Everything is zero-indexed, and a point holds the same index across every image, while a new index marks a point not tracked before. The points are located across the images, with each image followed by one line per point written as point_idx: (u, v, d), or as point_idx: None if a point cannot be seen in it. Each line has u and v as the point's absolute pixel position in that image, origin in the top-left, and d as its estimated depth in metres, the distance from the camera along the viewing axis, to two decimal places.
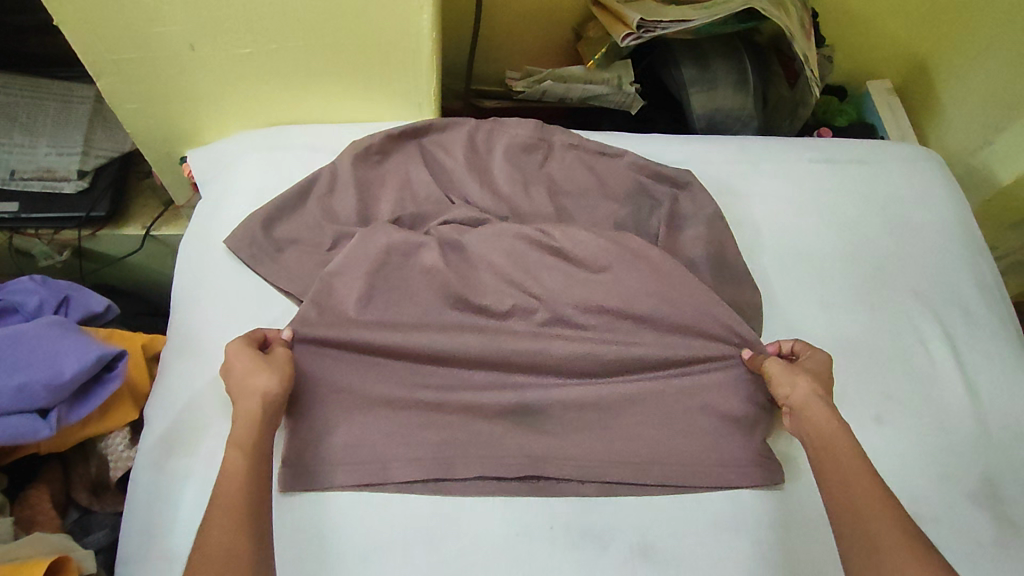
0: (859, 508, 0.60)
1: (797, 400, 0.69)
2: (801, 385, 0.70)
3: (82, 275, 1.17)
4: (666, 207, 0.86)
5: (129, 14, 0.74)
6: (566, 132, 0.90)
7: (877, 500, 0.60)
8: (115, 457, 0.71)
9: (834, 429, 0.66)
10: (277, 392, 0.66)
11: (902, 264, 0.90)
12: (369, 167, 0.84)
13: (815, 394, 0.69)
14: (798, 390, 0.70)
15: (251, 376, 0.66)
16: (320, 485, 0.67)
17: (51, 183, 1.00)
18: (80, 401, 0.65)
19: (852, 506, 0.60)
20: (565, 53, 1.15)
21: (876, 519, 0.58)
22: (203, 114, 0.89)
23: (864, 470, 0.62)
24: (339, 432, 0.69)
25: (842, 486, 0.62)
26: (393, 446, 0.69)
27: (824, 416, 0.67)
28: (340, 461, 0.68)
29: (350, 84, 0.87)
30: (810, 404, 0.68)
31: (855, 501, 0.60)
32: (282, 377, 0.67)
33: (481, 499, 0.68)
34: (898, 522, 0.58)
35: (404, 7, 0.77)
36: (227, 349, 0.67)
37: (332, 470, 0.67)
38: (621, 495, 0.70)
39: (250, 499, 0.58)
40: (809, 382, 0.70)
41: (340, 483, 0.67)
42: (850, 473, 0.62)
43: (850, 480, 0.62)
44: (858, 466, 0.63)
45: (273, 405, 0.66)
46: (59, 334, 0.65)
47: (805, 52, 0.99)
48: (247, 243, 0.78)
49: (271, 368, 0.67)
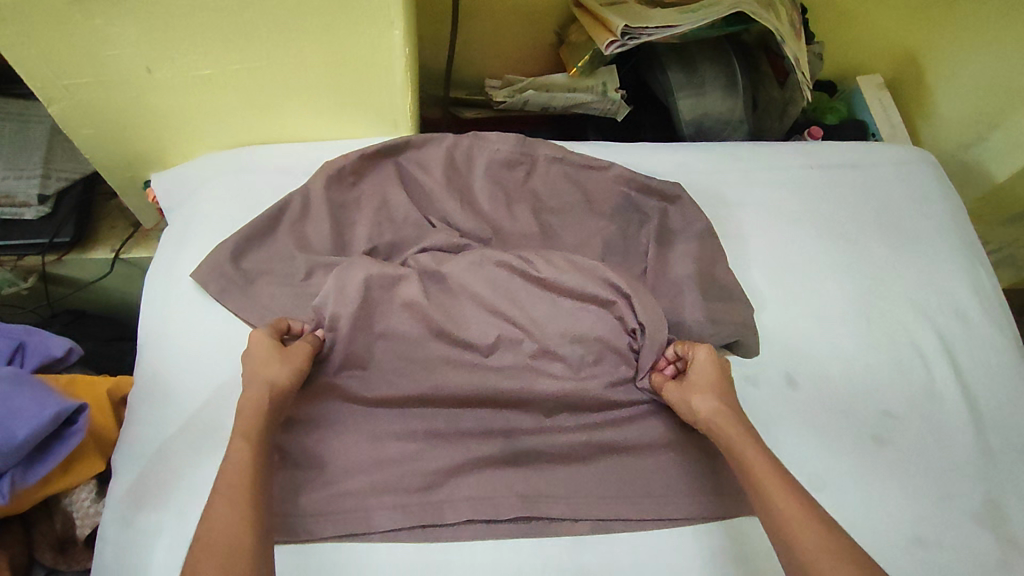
0: (795, 543, 0.55)
1: (703, 420, 0.67)
2: (701, 407, 0.67)
3: (52, 301, 1.11)
4: (655, 222, 0.83)
5: (76, 37, 0.69)
6: (550, 145, 0.85)
7: (812, 531, 0.55)
8: (81, 513, 0.69)
9: (751, 448, 0.62)
10: (288, 385, 0.65)
11: (898, 274, 0.87)
12: (344, 189, 0.80)
13: (713, 409, 0.66)
14: (699, 408, 0.67)
15: (267, 367, 0.64)
16: (304, 538, 0.63)
17: (10, 210, 0.94)
18: (39, 459, 0.63)
19: (790, 548, 0.55)
20: (547, 57, 1.11)
21: (815, 550, 0.54)
22: (167, 137, 0.84)
23: (789, 495, 0.58)
24: (322, 479, 0.66)
25: (778, 522, 0.57)
26: (378, 493, 0.66)
27: (745, 443, 0.63)
28: (323, 511, 0.64)
29: (320, 102, 0.83)
30: (713, 420, 0.66)
31: (788, 534, 0.56)
32: (296, 370, 0.65)
33: (470, 543, 0.65)
34: (839, 555, 0.53)
35: (373, 21, 0.72)
36: (251, 336, 0.67)
37: (316, 520, 0.64)
38: (619, 530, 0.67)
39: (256, 490, 0.57)
40: (706, 396, 0.67)
41: (325, 534, 0.63)
42: (773, 498, 0.58)
43: (777, 510, 0.58)
44: (787, 494, 0.58)
45: (284, 395, 0.64)
46: (12, 390, 0.62)
47: (795, 53, 0.95)
48: (214, 277, 0.74)
49: (285, 359, 0.65)
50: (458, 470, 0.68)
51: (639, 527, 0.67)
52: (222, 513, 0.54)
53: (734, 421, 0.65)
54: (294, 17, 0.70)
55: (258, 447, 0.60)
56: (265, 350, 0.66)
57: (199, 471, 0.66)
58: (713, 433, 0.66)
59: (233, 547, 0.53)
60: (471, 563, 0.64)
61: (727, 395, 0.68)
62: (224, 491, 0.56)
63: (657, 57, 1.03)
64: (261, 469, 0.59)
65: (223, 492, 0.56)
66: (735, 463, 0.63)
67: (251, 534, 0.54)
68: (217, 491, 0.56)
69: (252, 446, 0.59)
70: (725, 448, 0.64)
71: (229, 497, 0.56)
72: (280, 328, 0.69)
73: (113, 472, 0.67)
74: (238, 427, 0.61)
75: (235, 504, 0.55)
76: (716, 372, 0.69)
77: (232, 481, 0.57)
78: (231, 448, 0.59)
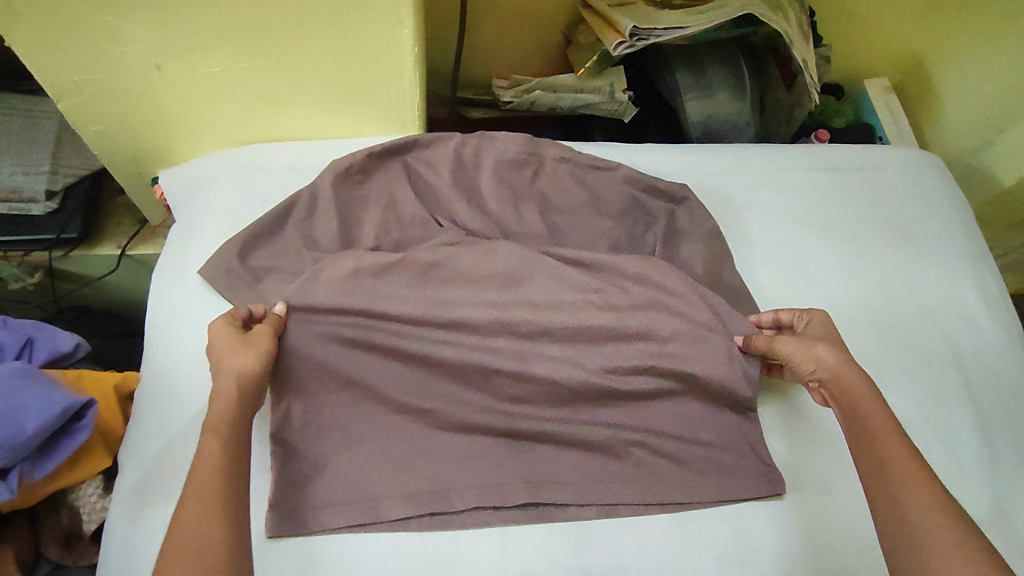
0: (902, 499, 0.57)
1: (824, 372, 0.67)
2: (826, 358, 0.67)
3: (58, 297, 1.11)
4: (663, 223, 0.83)
5: (88, 34, 0.69)
6: (557, 145, 0.85)
7: (922, 488, 0.57)
8: (87, 509, 0.69)
9: (871, 407, 0.64)
10: (258, 372, 0.64)
11: (906, 278, 0.87)
12: (351, 188, 0.80)
13: (841, 361, 0.67)
14: (824, 360, 0.67)
15: (230, 359, 0.63)
16: (312, 529, 0.64)
17: (17, 206, 0.93)
18: (46, 455, 0.63)
19: (898, 501, 0.57)
20: (555, 58, 1.11)
21: (922, 510, 0.56)
22: (176, 134, 0.85)
23: (906, 452, 0.60)
24: (330, 471, 0.66)
25: (888, 476, 0.59)
26: (385, 483, 0.66)
27: (867, 400, 0.64)
28: (331, 501, 0.65)
29: (330, 100, 0.83)
30: (839, 373, 0.66)
31: (896, 491, 0.58)
32: (260, 354, 0.64)
33: (475, 533, 0.65)
34: (947, 512, 0.55)
35: (383, 20, 0.72)
36: (210, 329, 0.65)
37: (325, 511, 0.64)
38: (622, 528, 0.67)
39: (228, 489, 0.56)
40: (832, 349, 0.68)
41: (336, 524, 0.64)
42: (889, 457, 0.60)
43: (891, 468, 0.59)
44: (902, 450, 0.60)
45: (254, 382, 0.63)
46: (20, 385, 0.62)
47: (804, 56, 0.95)
48: (223, 273, 0.74)
49: (248, 348, 0.64)
50: (465, 468, 0.68)
51: (643, 525, 0.67)
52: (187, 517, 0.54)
53: (858, 378, 0.66)
54: (305, 15, 0.71)
55: (234, 442, 0.59)
56: (227, 341, 0.64)
57: None
58: (835, 385, 0.66)
59: (201, 548, 0.52)
60: (475, 561, 0.64)
61: (847, 354, 0.68)
62: (206, 490, 0.56)
63: (664, 59, 1.03)
64: (234, 467, 0.58)
65: (217, 493, 0.55)
66: (852, 417, 0.64)
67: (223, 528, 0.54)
68: (190, 490, 0.56)
69: (221, 446, 0.58)
70: (845, 403, 0.65)
71: (199, 496, 0.55)
72: (240, 315, 0.67)
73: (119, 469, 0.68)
74: (225, 420, 0.60)
75: (210, 502, 0.55)
76: (833, 334, 0.71)
77: (199, 482, 0.56)
78: (200, 446, 0.59)
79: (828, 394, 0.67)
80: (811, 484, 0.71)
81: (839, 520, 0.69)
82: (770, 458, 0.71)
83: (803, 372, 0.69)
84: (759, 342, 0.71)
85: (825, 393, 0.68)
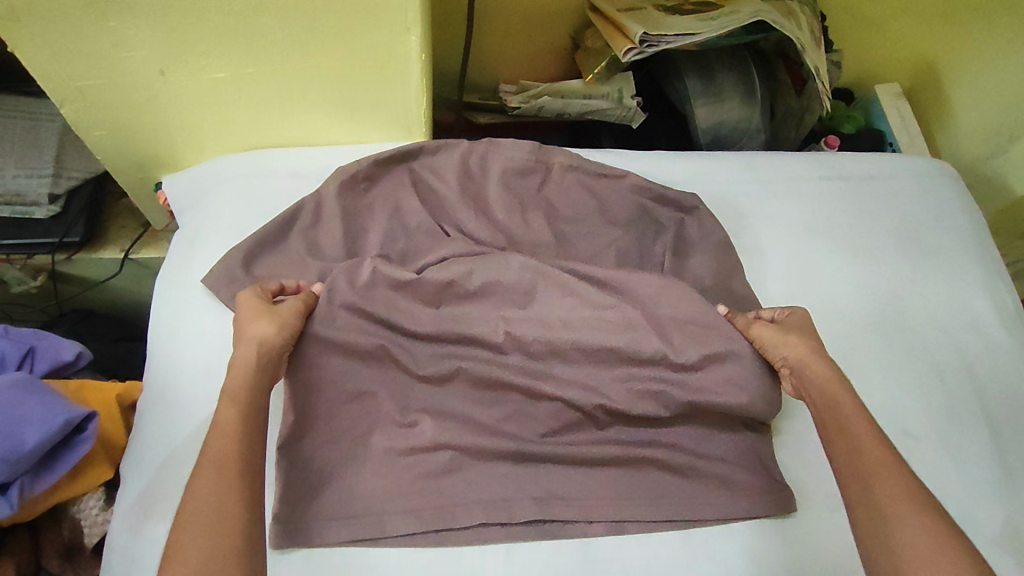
0: (870, 482, 0.58)
1: (795, 359, 0.68)
2: (794, 348, 0.69)
3: (61, 300, 1.11)
4: (672, 232, 0.81)
5: (92, 40, 0.68)
6: (565, 152, 0.84)
7: (893, 473, 0.58)
8: (89, 522, 0.69)
9: (839, 393, 0.65)
10: (280, 342, 0.65)
11: (919, 289, 0.85)
12: (356, 196, 0.79)
13: (810, 351, 0.68)
14: (792, 352, 0.69)
15: (253, 325, 0.64)
16: (316, 542, 0.63)
17: (21, 209, 0.93)
18: (48, 467, 0.63)
19: (867, 486, 0.58)
20: (563, 62, 1.10)
21: (889, 494, 0.57)
22: (180, 139, 0.84)
23: (874, 437, 0.61)
24: (334, 484, 0.66)
25: (857, 461, 0.60)
26: (390, 497, 0.65)
27: (835, 386, 0.66)
28: (336, 515, 0.64)
29: (336, 106, 0.82)
30: (810, 362, 0.68)
31: (865, 474, 0.59)
32: (282, 326, 0.65)
33: (480, 548, 0.64)
34: (914, 496, 0.57)
35: (390, 26, 0.71)
36: (240, 297, 0.67)
37: (328, 525, 0.63)
38: (629, 545, 0.66)
39: (247, 466, 0.56)
40: (801, 338, 0.69)
41: (338, 539, 0.63)
42: (859, 440, 0.61)
43: (861, 453, 0.60)
44: (870, 435, 0.61)
45: (273, 354, 0.64)
46: (21, 397, 0.62)
47: (816, 63, 0.94)
48: (227, 282, 0.73)
49: (273, 317, 0.65)
50: (470, 482, 0.66)
51: (650, 542, 0.66)
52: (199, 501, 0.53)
53: (827, 367, 0.67)
54: (311, 21, 0.70)
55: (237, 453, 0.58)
56: (254, 308, 0.66)
57: None
58: (805, 376, 0.67)
59: (218, 518, 0.52)
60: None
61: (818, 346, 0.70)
62: None
63: (674, 65, 1.02)
64: (252, 444, 0.58)
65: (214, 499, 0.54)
66: (824, 403, 0.65)
67: (242, 509, 0.53)
68: (207, 460, 0.56)
69: (240, 411, 0.59)
70: (816, 391, 0.66)
71: (213, 477, 0.54)
72: (271, 288, 0.69)
73: (121, 481, 0.67)
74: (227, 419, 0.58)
75: (231, 482, 0.55)
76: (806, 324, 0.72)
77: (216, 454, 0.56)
78: (217, 412, 0.59)
79: (798, 384, 0.68)
80: (821, 502, 0.70)
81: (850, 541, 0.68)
82: (780, 476, 0.70)
83: (776, 362, 0.70)
84: (738, 320, 0.73)
85: (796, 384, 0.68)
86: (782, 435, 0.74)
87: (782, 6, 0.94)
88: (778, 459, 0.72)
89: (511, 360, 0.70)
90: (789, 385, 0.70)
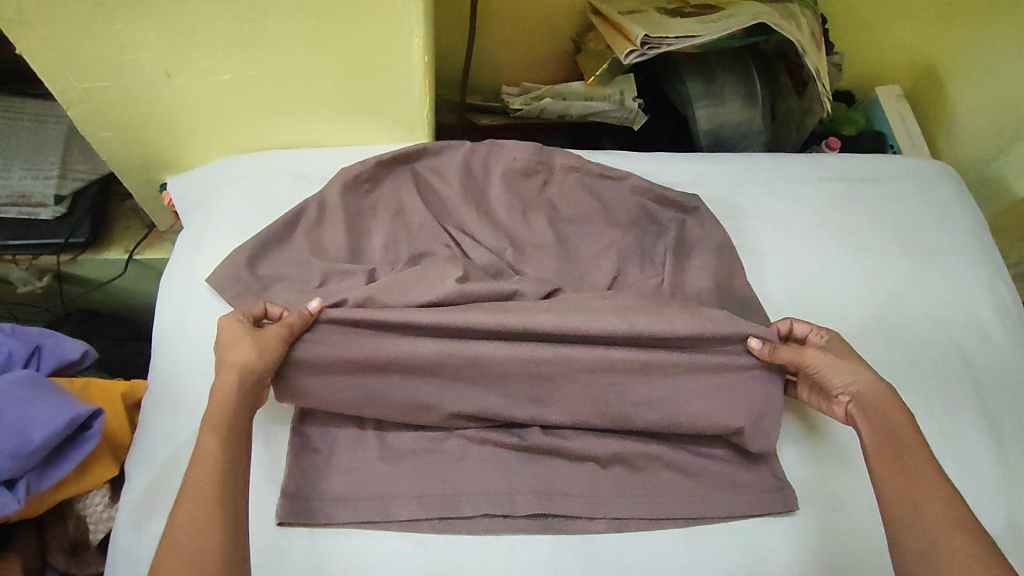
0: (920, 509, 0.58)
1: (859, 386, 0.65)
2: (864, 376, 0.66)
3: (66, 300, 1.12)
4: (673, 233, 0.82)
5: (99, 43, 0.69)
6: (566, 154, 0.84)
7: (947, 503, 0.58)
8: (94, 519, 0.69)
9: (898, 419, 0.63)
10: (258, 369, 0.62)
11: (919, 289, 0.86)
12: (360, 196, 0.79)
13: (873, 378, 0.66)
14: (856, 380, 0.66)
15: (232, 351, 0.62)
16: (321, 522, 0.63)
17: (27, 211, 0.94)
18: (53, 465, 0.63)
19: (919, 515, 0.57)
20: (565, 64, 1.10)
21: (941, 520, 0.56)
22: (186, 140, 0.84)
23: (928, 462, 0.60)
24: (338, 474, 0.66)
25: (909, 488, 0.59)
26: (396, 483, 0.65)
27: (896, 411, 0.64)
28: (342, 496, 0.65)
29: (340, 107, 0.83)
30: (874, 389, 0.65)
31: (915, 501, 0.58)
32: (263, 352, 0.62)
33: (482, 542, 0.65)
34: (967, 527, 0.56)
35: (393, 29, 0.72)
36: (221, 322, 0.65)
37: (334, 505, 0.64)
38: (630, 541, 0.66)
39: (225, 487, 0.56)
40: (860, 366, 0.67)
41: (344, 520, 0.64)
42: (911, 466, 0.60)
43: (913, 481, 0.59)
44: (923, 461, 0.60)
45: (254, 379, 0.62)
46: (27, 395, 0.62)
47: (817, 65, 0.94)
48: (230, 281, 0.74)
49: (251, 340, 0.62)
50: (471, 478, 0.66)
51: (653, 540, 0.66)
52: (188, 522, 0.53)
53: (887, 394, 0.65)
54: (315, 24, 0.70)
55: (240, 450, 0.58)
56: (235, 333, 0.63)
57: None
58: (869, 402, 0.65)
59: (197, 551, 0.52)
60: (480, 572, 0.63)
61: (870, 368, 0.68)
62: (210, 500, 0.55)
63: (675, 67, 1.03)
64: (234, 464, 0.58)
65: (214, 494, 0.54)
66: (883, 432, 0.63)
67: (218, 537, 0.53)
68: (188, 489, 0.55)
69: (219, 441, 0.58)
70: (875, 419, 0.64)
71: None
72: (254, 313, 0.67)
73: (125, 477, 0.67)
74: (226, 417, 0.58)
75: (207, 508, 0.54)
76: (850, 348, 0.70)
77: (199, 485, 0.55)
78: (200, 442, 0.58)
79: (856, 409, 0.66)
80: (821, 496, 0.70)
81: (850, 533, 0.68)
82: (782, 472, 0.70)
83: (834, 387, 0.66)
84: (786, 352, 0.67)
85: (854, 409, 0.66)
86: (788, 434, 0.74)
87: (782, 9, 0.95)
88: (782, 457, 0.72)
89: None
90: (842, 410, 0.67)
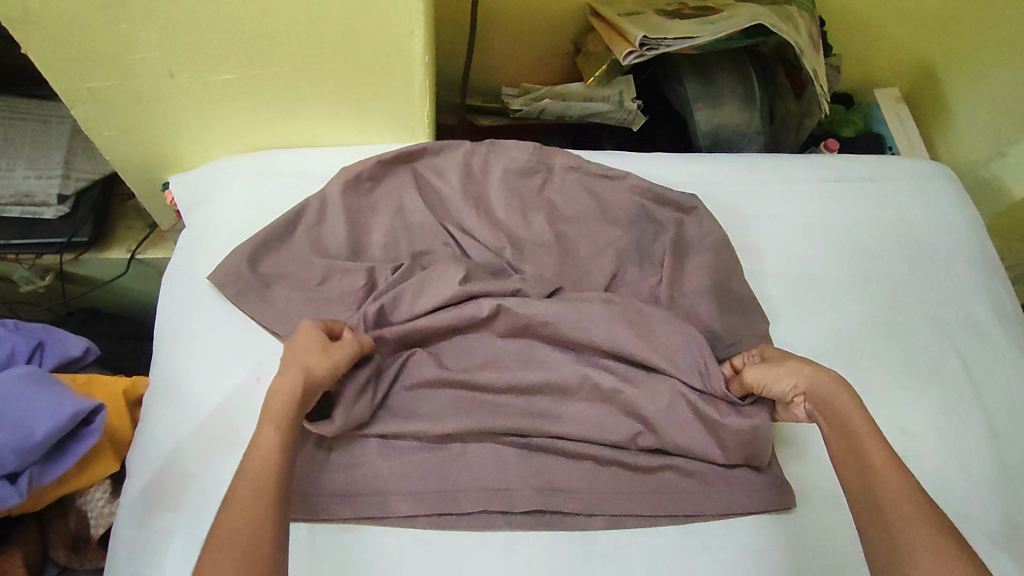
0: (878, 500, 0.56)
1: (804, 382, 0.65)
2: (805, 370, 0.66)
3: (68, 299, 1.12)
4: (672, 233, 0.82)
5: (104, 42, 0.70)
6: (566, 154, 0.85)
7: (904, 493, 0.55)
8: (95, 513, 0.70)
9: (849, 405, 0.62)
10: (322, 378, 0.62)
11: (915, 288, 0.86)
12: (361, 195, 0.80)
13: (815, 370, 0.65)
14: (796, 379, 0.66)
15: (307, 359, 0.63)
16: (320, 517, 0.64)
17: (31, 210, 0.95)
18: (55, 459, 0.64)
19: (879, 506, 0.55)
20: (565, 66, 1.11)
21: (900, 509, 0.54)
22: (189, 140, 0.85)
23: (884, 454, 0.58)
24: (339, 470, 0.67)
25: (865, 480, 0.57)
26: (397, 479, 0.66)
27: (845, 398, 0.63)
28: (342, 492, 0.65)
29: (342, 105, 0.83)
30: (817, 379, 0.65)
31: (875, 493, 0.56)
32: (332, 364, 0.63)
33: (481, 537, 0.65)
34: (930, 519, 0.53)
35: (394, 30, 0.73)
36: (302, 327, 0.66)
37: (333, 502, 0.65)
38: (628, 537, 0.66)
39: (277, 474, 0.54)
40: (795, 364, 0.67)
41: (344, 515, 0.64)
42: (869, 458, 0.58)
43: (869, 470, 0.58)
44: (878, 451, 0.59)
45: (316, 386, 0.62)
46: (29, 389, 0.63)
47: (815, 66, 0.95)
48: (232, 279, 0.74)
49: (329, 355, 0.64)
50: (471, 474, 0.67)
51: (651, 536, 0.67)
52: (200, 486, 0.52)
53: (836, 387, 0.64)
54: (317, 24, 0.71)
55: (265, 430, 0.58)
56: (312, 341, 0.64)
57: (212, 472, 0.66)
58: (818, 396, 0.64)
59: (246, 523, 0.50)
60: (479, 565, 0.64)
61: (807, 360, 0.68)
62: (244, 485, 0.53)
63: (674, 68, 1.04)
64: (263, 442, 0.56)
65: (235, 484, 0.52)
66: (834, 424, 0.62)
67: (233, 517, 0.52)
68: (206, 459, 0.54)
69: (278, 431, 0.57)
70: (828, 412, 0.63)
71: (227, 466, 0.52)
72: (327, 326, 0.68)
73: (127, 472, 0.68)
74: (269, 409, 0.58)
75: None
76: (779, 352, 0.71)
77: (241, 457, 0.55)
78: (260, 432, 0.57)
79: (812, 406, 0.65)
80: (818, 494, 0.71)
81: (847, 531, 0.69)
82: (779, 470, 0.71)
83: (785, 392, 0.66)
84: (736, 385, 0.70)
85: (812, 407, 0.65)
86: (784, 433, 0.74)
87: (780, 11, 0.96)
88: (779, 458, 0.72)
89: (505, 355, 0.72)
90: (803, 411, 0.67)
